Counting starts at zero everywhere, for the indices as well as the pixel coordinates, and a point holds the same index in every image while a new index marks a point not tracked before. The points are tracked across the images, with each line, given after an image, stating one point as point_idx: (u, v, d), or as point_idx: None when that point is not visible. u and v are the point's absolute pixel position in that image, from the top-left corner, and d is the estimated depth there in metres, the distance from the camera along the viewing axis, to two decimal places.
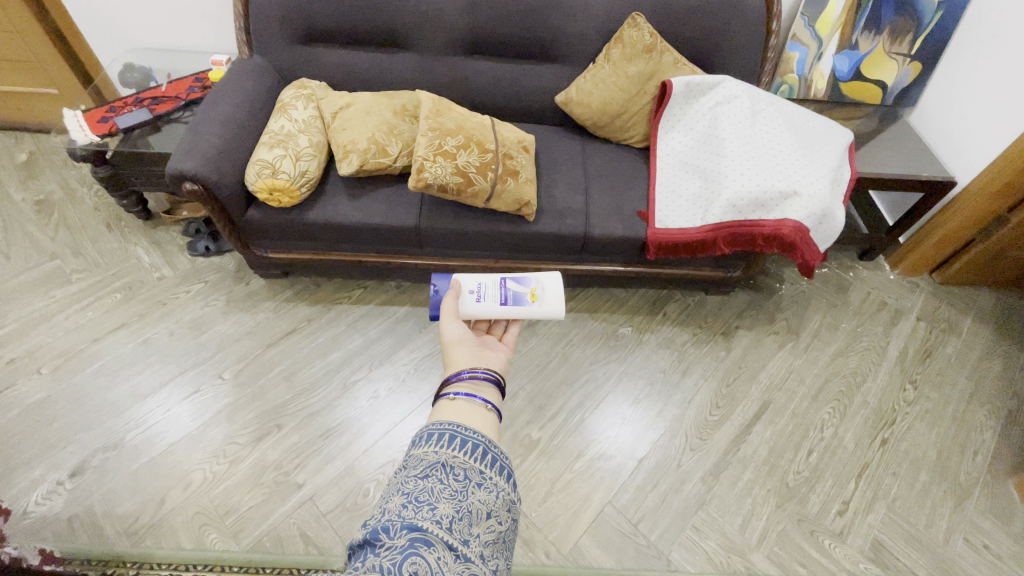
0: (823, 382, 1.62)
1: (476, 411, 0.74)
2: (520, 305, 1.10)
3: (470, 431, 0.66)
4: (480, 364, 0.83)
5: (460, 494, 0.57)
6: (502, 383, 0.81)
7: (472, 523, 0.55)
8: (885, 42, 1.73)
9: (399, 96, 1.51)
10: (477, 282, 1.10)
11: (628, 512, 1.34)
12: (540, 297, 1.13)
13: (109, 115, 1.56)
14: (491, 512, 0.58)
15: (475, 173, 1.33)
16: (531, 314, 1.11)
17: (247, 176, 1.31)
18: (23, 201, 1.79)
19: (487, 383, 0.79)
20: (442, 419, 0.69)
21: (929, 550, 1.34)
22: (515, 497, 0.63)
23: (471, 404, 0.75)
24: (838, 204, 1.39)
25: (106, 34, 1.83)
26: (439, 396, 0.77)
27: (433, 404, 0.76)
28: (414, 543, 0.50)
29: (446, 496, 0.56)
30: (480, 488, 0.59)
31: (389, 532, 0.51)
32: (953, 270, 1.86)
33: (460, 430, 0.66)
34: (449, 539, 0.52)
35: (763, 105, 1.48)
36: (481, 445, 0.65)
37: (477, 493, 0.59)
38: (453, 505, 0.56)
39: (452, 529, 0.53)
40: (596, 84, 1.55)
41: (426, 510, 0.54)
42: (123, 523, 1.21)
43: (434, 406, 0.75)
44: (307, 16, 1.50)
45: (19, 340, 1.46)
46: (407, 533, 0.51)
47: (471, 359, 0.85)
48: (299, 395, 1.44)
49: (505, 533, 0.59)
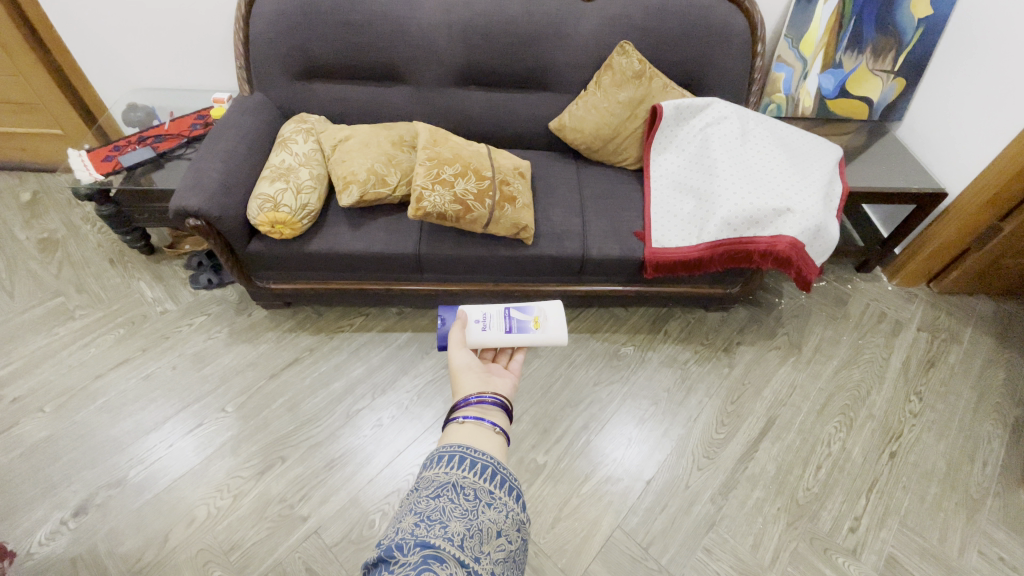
0: (827, 396, 1.61)
1: (484, 434, 0.74)
2: (523, 333, 1.11)
3: (480, 452, 0.67)
4: (487, 389, 0.84)
5: (470, 513, 0.58)
6: (509, 407, 0.82)
7: (482, 541, 0.56)
8: (868, 60, 1.79)
9: (397, 127, 1.55)
10: (483, 312, 1.12)
11: (637, 535, 1.32)
12: (543, 324, 1.13)
13: (113, 153, 1.59)
14: (501, 530, 0.58)
15: (473, 200, 1.36)
16: (534, 341, 1.11)
17: (249, 211, 1.34)
18: (27, 239, 1.82)
19: (495, 410, 0.79)
20: (451, 442, 0.70)
21: (945, 564, 1.32)
22: (524, 518, 0.63)
23: (479, 428, 0.75)
24: (832, 219, 1.41)
25: (112, 75, 1.88)
26: (449, 420, 0.77)
27: (443, 429, 0.76)
28: (426, 559, 0.50)
29: (457, 514, 0.57)
30: (489, 507, 0.59)
31: (402, 549, 0.51)
32: (949, 280, 1.88)
33: (470, 452, 0.67)
34: (460, 555, 0.53)
35: (752, 124, 1.52)
36: (492, 466, 0.65)
37: (487, 511, 0.59)
38: (464, 523, 0.56)
39: (463, 546, 0.54)
40: (588, 110, 1.59)
41: (439, 528, 0.54)
42: (126, 562, 1.20)
43: (443, 430, 0.76)
44: (307, 53, 1.55)
45: (22, 379, 1.47)
46: (420, 550, 0.51)
47: (478, 385, 0.86)
48: (302, 426, 1.44)
49: (515, 553, 0.59)
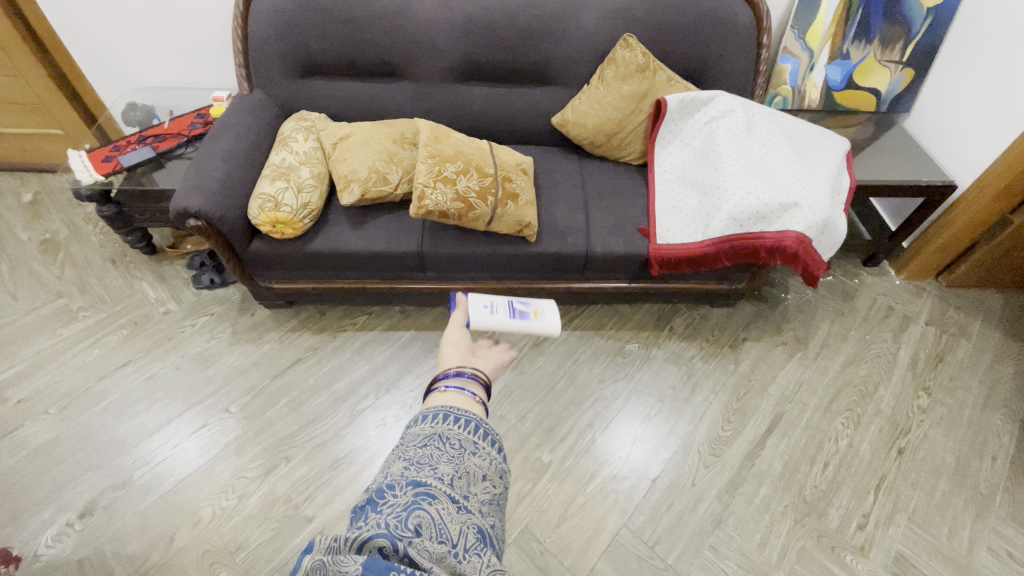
0: (834, 392, 1.60)
1: (464, 402, 0.72)
2: (523, 320, 1.15)
3: (464, 409, 0.66)
4: (467, 364, 0.81)
5: (457, 458, 0.58)
6: (488, 384, 0.78)
7: (470, 483, 0.56)
8: (876, 51, 1.75)
9: (398, 124, 1.53)
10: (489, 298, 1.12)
11: (643, 533, 1.32)
12: (541, 315, 1.17)
13: (113, 153, 1.58)
14: (486, 475, 0.59)
15: (475, 197, 1.34)
16: (532, 329, 1.16)
17: (250, 211, 1.33)
18: (30, 241, 1.81)
19: (475, 381, 0.76)
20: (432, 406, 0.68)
21: (954, 562, 1.31)
22: (506, 468, 0.63)
23: (461, 396, 0.72)
24: (839, 214, 1.40)
25: (111, 74, 1.87)
26: (429, 391, 0.75)
27: (424, 398, 0.74)
28: (418, 497, 0.51)
29: (445, 459, 0.57)
30: (474, 455, 0.60)
31: (393, 488, 0.51)
32: (958, 273, 1.85)
33: (454, 409, 0.66)
34: (450, 493, 0.53)
35: (758, 118, 1.49)
36: (475, 420, 0.65)
37: (472, 458, 0.60)
38: (453, 466, 0.57)
39: (453, 485, 0.54)
40: (591, 105, 1.57)
41: (428, 469, 0.54)
42: (133, 563, 1.20)
43: (424, 399, 0.74)
44: (306, 50, 1.53)
45: (26, 381, 1.47)
46: (411, 489, 0.52)
47: (460, 360, 0.83)
48: (306, 426, 1.43)
49: (499, 497, 0.59)
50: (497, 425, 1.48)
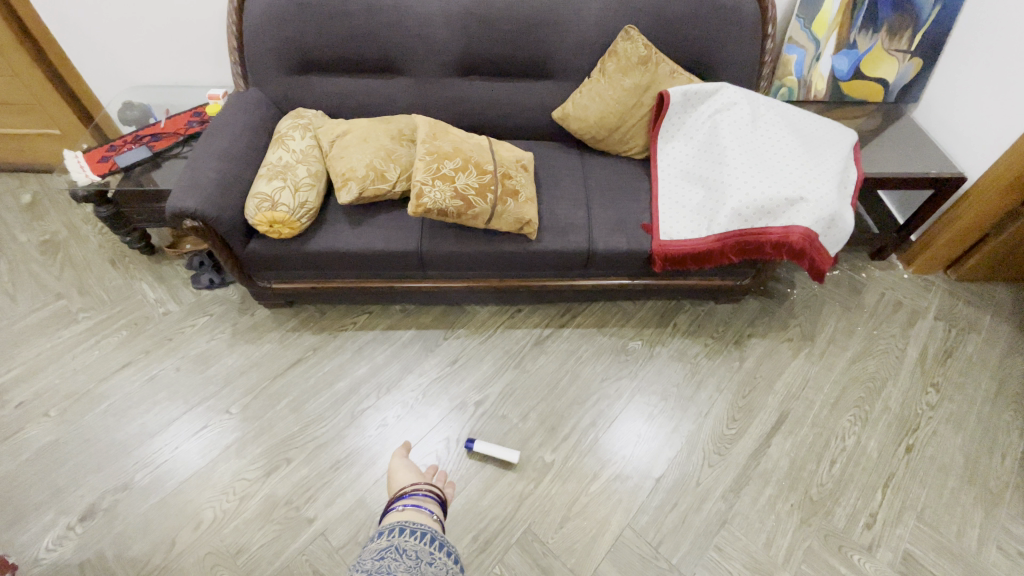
0: (841, 389, 1.57)
1: (423, 518, 0.89)
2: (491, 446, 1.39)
3: (419, 523, 0.85)
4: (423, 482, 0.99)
5: (412, 569, 0.74)
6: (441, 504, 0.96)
7: None
8: (883, 40, 1.71)
9: (396, 120, 1.51)
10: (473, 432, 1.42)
11: (647, 533, 1.30)
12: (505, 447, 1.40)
13: (109, 153, 1.57)
14: None
15: (474, 195, 1.32)
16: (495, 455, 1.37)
17: (247, 211, 1.31)
18: (29, 242, 1.81)
19: (431, 501, 0.95)
20: (394, 522, 0.86)
21: (963, 561, 1.29)
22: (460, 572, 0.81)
23: (417, 512, 0.90)
24: (846, 208, 1.37)
25: (106, 73, 1.85)
26: (391, 509, 0.92)
27: (386, 515, 0.92)
28: None
29: (402, 569, 0.73)
30: (430, 565, 0.76)
31: None
32: (967, 267, 1.82)
33: (410, 523, 0.85)
34: None
35: (763, 109, 1.46)
36: (430, 533, 0.83)
37: (428, 566, 0.76)
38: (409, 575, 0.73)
39: None
40: (593, 99, 1.54)
41: None
42: (135, 566, 1.20)
43: (386, 517, 0.91)
44: (301, 46, 1.50)
45: (27, 383, 1.46)
46: None
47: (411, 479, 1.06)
48: (307, 427, 1.42)
49: None
50: (499, 425, 1.46)
